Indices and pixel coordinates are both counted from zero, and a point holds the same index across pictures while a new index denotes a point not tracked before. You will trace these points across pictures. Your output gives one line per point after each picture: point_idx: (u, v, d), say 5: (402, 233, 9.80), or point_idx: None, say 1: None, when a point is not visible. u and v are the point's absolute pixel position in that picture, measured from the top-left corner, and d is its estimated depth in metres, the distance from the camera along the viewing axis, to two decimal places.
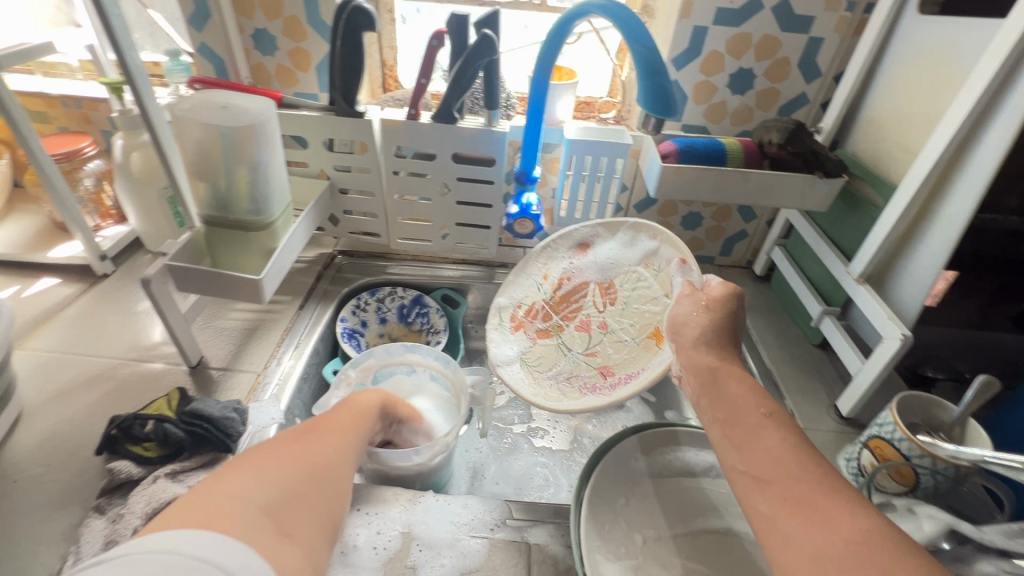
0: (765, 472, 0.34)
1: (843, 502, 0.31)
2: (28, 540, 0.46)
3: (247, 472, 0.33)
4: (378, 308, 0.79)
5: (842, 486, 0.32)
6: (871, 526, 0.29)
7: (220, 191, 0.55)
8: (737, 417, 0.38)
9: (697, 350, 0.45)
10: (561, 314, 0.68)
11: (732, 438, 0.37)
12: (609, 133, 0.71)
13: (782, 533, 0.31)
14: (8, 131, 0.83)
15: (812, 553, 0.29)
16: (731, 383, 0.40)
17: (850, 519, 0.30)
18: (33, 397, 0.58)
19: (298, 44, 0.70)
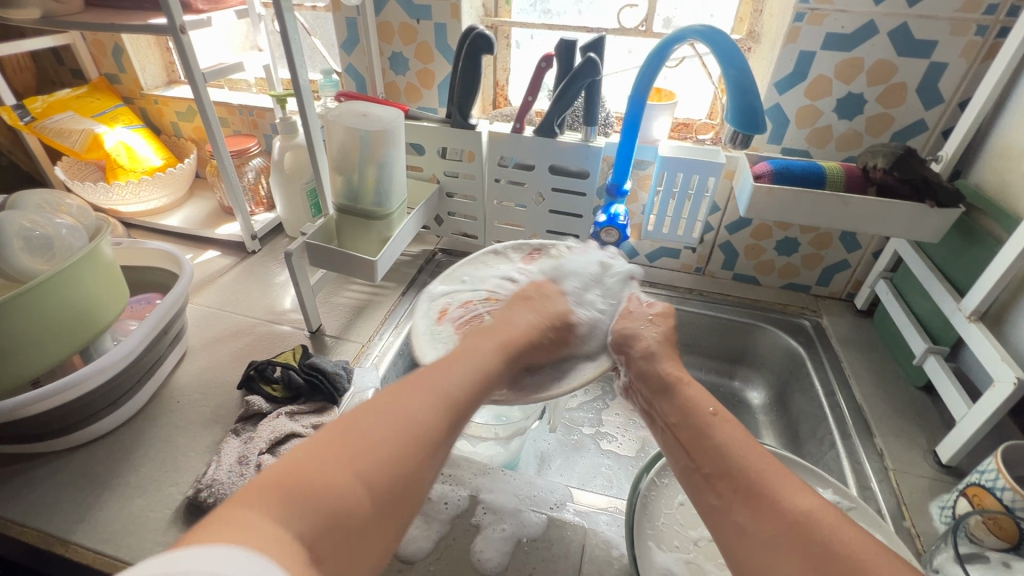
0: (726, 463, 0.41)
1: (798, 493, 0.37)
2: (184, 446, 0.58)
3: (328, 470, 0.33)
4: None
5: (783, 468, 0.40)
6: (812, 507, 0.36)
7: (352, 184, 0.66)
8: (687, 419, 0.46)
9: (648, 361, 0.52)
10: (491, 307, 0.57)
11: (689, 441, 0.44)
12: (704, 152, 0.73)
13: (737, 524, 0.38)
14: (199, 132, 1.03)
15: (762, 534, 0.36)
16: (687, 390, 0.49)
17: (796, 502, 0.37)
18: (196, 340, 0.73)
19: (426, 65, 0.81)
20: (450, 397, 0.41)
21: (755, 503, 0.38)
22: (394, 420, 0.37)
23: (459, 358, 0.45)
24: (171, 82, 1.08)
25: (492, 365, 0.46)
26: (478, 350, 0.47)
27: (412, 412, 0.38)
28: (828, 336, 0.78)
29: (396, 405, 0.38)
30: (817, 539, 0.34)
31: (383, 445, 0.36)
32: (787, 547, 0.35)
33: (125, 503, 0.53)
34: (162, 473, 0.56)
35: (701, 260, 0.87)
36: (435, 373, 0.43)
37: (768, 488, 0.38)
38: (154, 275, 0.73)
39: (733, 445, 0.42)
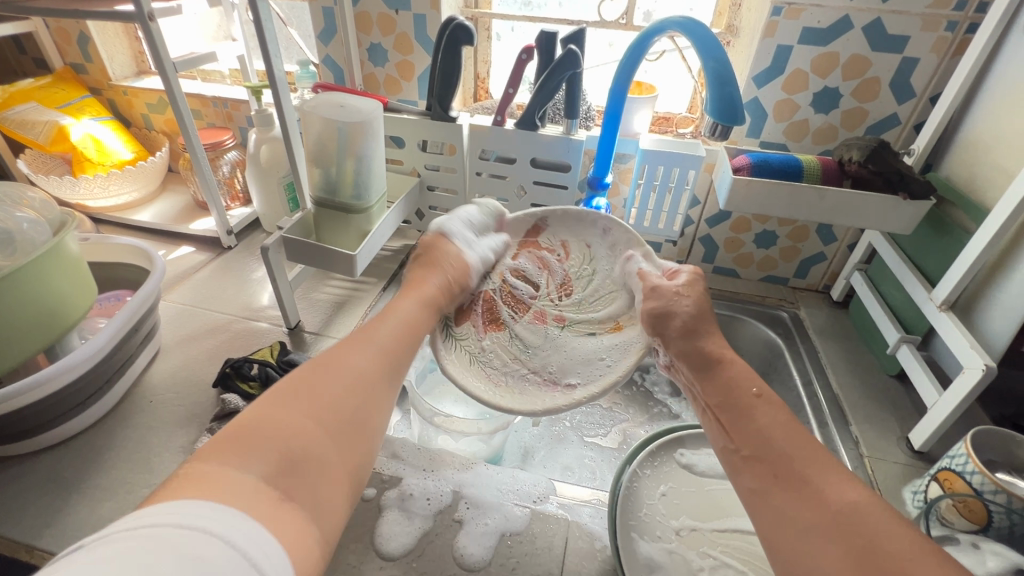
0: (769, 443, 0.40)
1: (833, 480, 0.36)
2: (157, 447, 0.57)
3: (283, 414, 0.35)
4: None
5: (827, 456, 0.38)
6: (856, 500, 0.35)
7: (331, 177, 0.64)
8: (729, 400, 0.45)
9: (686, 340, 0.50)
10: (528, 274, 0.63)
11: (729, 416, 0.44)
12: (684, 146, 0.73)
13: (777, 508, 0.37)
14: (172, 125, 1.00)
15: (805, 521, 0.35)
16: (721, 370, 0.47)
17: (840, 493, 0.35)
18: (169, 338, 0.71)
19: (405, 57, 0.80)
20: (383, 357, 0.43)
21: (799, 491, 0.36)
22: (335, 383, 0.39)
23: (382, 318, 0.48)
24: (141, 73, 1.04)
25: (414, 325, 0.49)
26: (399, 312, 0.49)
27: (346, 373, 0.40)
28: (806, 328, 0.80)
29: (337, 369, 0.40)
30: (862, 530, 0.33)
31: (334, 398, 0.38)
32: (828, 536, 0.33)
33: (96, 506, 0.51)
34: (135, 475, 0.54)
35: (682, 253, 0.88)
36: (363, 337, 0.44)
37: (811, 478, 0.37)
38: (124, 272, 0.71)
39: (777, 425, 0.41)
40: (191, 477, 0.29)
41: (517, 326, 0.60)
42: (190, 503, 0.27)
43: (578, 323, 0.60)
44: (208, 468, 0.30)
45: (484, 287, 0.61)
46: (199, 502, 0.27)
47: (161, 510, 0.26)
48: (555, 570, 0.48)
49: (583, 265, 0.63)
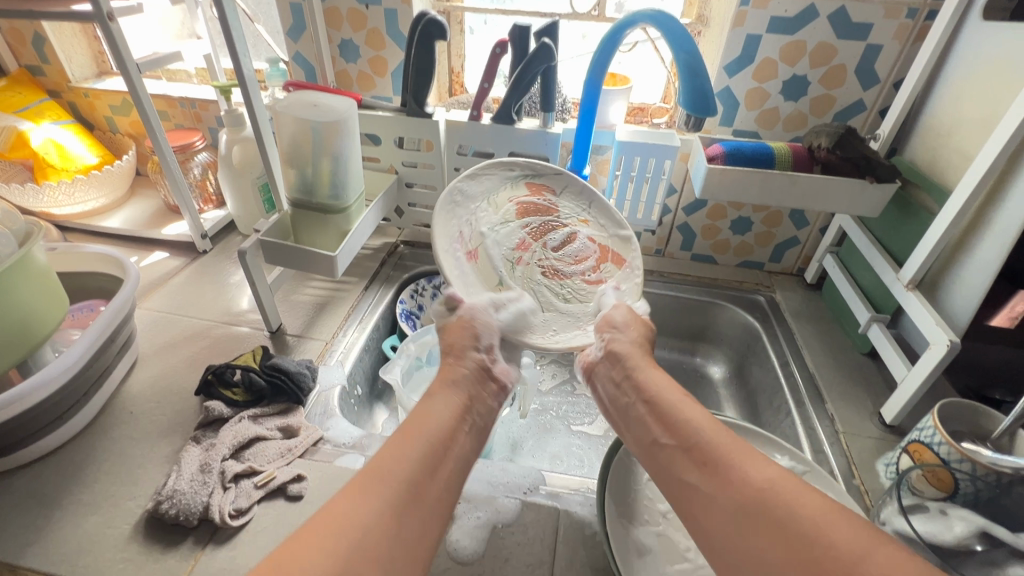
0: (682, 439, 0.43)
1: (752, 461, 0.39)
2: (140, 458, 0.56)
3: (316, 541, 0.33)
4: (433, 294, 0.86)
5: (745, 441, 0.41)
6: (773, 476, 0.37)
7: (307, 177, 0.64)
8: (662, 397, 0.47)
9: (631, 343, 0.52)
10: (578, 255, 0.61)
11: (654, 420, 0.46)
12: (659, 136, 0.74)
13: (704, 493, 0.39)
14: (138, 127, 0.97)
15: (725, 506, 0.37)
16: (638, 377, 0.50)
17: (760, 472, 0.37)
18: (147, 347, 0.69)
19: (378, 52, 0.79)
20: (412, 481, 0.39)
21: (720, 477, 0.39)
22: (356, 523, 0.35)
23: (412, 431, 0.43)
24: (102, 73, 1.01)
25: (449, 436, 0.44)
26: (431, 417, 0.44)
27: (368, 508, 0.36)
28: (781, 310, 0.82)
29: (362, 508, 0.36)
30: (772, 508, 0.35)
31: (354, 539, 0.34)
32: (747, 515, 0.36)
33: (79, 522, 0.50)
34: (118, 487, 0.53)
35: (661, 241, 0.89)
36: (395, 456, 0.40)
37: (728, 464, 0.39)
38: (96, 281, 0.69)
39: (690, 420, 0.44)
40: None
41: (512, 226, 0.61)
42: None
43: (512, 280, 0.58)
44: None
45: (558, 206, 0.63)
46: None
47: None
48: (547, 559, 0.49)
49: (586, 291, 0.60)
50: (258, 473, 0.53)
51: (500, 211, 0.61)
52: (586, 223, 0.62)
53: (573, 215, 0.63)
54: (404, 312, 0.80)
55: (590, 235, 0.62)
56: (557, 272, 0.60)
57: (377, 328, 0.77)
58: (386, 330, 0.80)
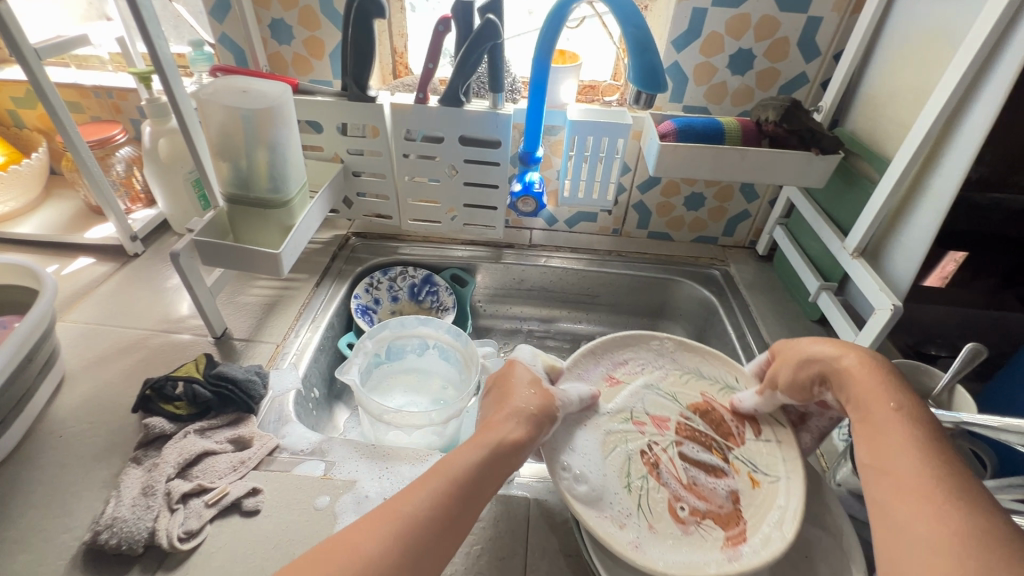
0: (885, 461, 0.37)
1: (964, 501, 0.32)
2: (75, 485, 0.51)
3: None
4: (390, 286, 0.83)
5: (965, 481, 0.33)
6: (983, 519, 0.31)
7: (241, 171, 0.59)
8: (868, 412, 0.41)
9: (834, 353, 0.46)
10: (705, 489, 0.51)
11: (862, 436, 0.40)
12: (610, 114, 0.73)
13: (897, 521, 0.34)
14: (46, 121, 0.88)
15: (915, 536, 0.32)
16: (870, 393, 0.41)
17: (965, 511, 0.31)
18: (75, 363, 0.64)
19: (313, 33, 0.74)
20: (419, 531, 0.35)
21: (923, 508, 0.33)
22: (337, 568, 0.32)
23: (435, 472, 0.39)
24: (1, 62, 0.90)
25: (474, 486, 0.39)
26: (459, 460, 0.40)
27: (358, 554, 0.33)
28: (736, 283, 0.84)
29: (351, 553, 0.33)
30: (961, 549, 0.30)
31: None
32: (939, 551, 0.30)
33: (6, 562, 0.46)
34: (50, 520, 0.49)
35: (618, 221, 0.89)
36: (402, 498, 0.36)
37: (922, 500, 0.33)
38: (9, 295, 0.62)
39: (906, 443, 0.37)
40: None
41: (672, 412, 0.58)
42: None
43: (620, 428, 0.55)
44: None
45: (728, 483, 0.51)
46: None
47: None
48: (519, 551, 0.48)
49: (661, 509, 0.49)
50: (209, 491, 0.50)
51: (676, 391, 0.59)
52: (754, 483, 0.51)
53: (728, 489, 0.51)
54: (359, 308, 0.78)
55: (737, 490, 0.51)
56: (665, 467, 0.53)
57: (331, 326, 0.74)
58: (341, 327, 0.77)
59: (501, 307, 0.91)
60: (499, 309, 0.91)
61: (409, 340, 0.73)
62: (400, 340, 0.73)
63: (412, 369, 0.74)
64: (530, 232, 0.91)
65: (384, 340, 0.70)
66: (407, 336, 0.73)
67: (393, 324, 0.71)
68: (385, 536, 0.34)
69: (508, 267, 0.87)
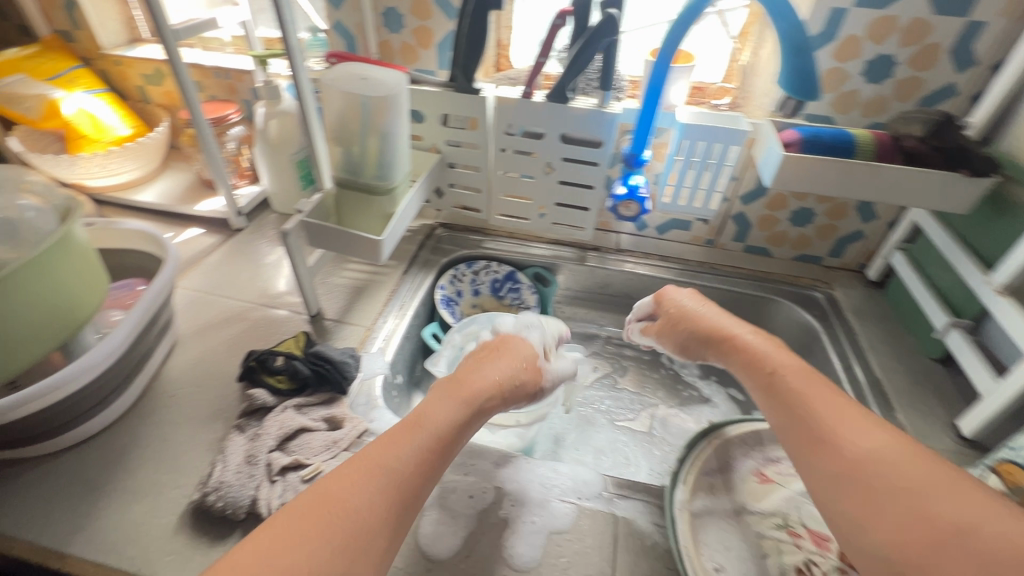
0: (821, 430, 0.40)
1: (908, 455, 0.37)
2: (184, 445, 0.54)
3: (301, 517, 0.34)
4: (473, 280, 0.83)
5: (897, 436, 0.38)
6: (929, 469, 0.35)
7: (353, 156, 0.60)
8: (784, 387, 0.45)
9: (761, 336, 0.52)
10: None
11: (787, 411, 0.44)
12: (724, 119, 0.68)
13: (847, 480, 0.37)
14: (171, 98, 0.94)
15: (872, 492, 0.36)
16: (758, 356, 0.50)
17: (912, 463, 0.36)
18: (186, 328, 0.68)
19: (423, 22, 0.74)
20: (401, 479, 0.38)
21: (869, 484, 0.36)
22: (329, 518, 0.34)
23: (413, 424, 0.42)
24: (134, 40, 0.97)
25: (450, 433, 0.43)
26: (436, 413, 0.43)
27: (344, 503, 0.35)
28: (842, 308, 0.77)
29: (340, 501, 0.35)
30: (924, 496, 0.34)
31: (327, 545, 0.33)
32: (902, 504, 0.34)
33: (125, 510, 0.49)
34: (162, 476, 0.52)
35: (713, 231, 0.84)
36: (384, 448, 0.39)
37: (862, 470, 0.37)
38: (135, 259, 0.67)
39: (825, 412, 0.41)
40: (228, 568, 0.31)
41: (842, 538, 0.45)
42: None
43: (771, 535, 0.46)
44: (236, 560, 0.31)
45: None
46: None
47: None
48: (607, 570, 0.46)
49: None
50: (304, 466, 0.51)
51: None
52: None
53: None
54: (444, 299, 0.78)
55: None
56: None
57: (417, 315, 0.75)
58: (425, 316, 0.78)
59: (578, 310, 0.89)
60: (577, 313, 0.89)
61: None
62: None
63: None
64: (617, 236, 0.88)
65: (472, 334, 0.70)
66: None
67: (480, 319, 0.72)
68: (373, 470, 0.38)
69: (592, 269, 0.85)
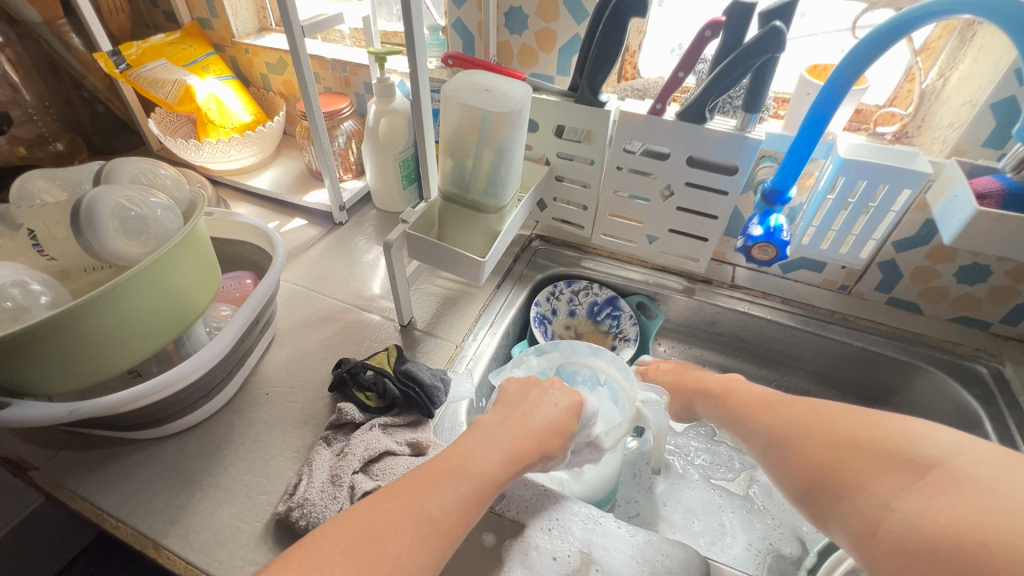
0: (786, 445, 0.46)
1: (872, 419, 0.42)
2: (274, 448, 0.55)
3: (343, 538, 0.34)
4: (570, 299, 0.78)
5: (863, 412, 0.43)
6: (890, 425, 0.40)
7: (464, 171, 0.57)
8: (770, 414, 0.50)
9: (733, 383, 0.59)
10: None
11: (772, 431, 0.48)
12: (894, 155, 0.57)
13: (821, 463, 0.42)
14: (289, 87, 0.97)
15: (843, 456, 0.41)
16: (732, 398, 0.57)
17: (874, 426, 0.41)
18: (285, 323, 0.69)
19: (547, 24, 0.69)
20: (438, 526, 0.37)
21: (833, 456, 0.42)
22: (371, 559, 0.33)
23: (454, 468, 0.40)
24: (263, 29, 1.00)
25: (490, 480, 0.41)
26: (483, 458, 0.42)
27: (388, 544, 0.34)
28: (1014, 391, 0.63)
29: (382, 540, 0.34)
30: (873, 444, 0.40)
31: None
32: (863, 457, 0.40)
33: (216, 509, 0.50)
34: (251, 478, 0.52)
35: (851, 277, 0.73)
36: (425, 491, 0.38)
37: (825, 447, 0.43)
38: (245, 251, 0.69)
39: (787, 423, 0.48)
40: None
41: None
42: None
43: None
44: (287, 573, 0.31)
45: None
46: None
47: None
48: None
49: None
50: None
51: None
52: None
53: None
54: (538, 317, 0.74)
55: None
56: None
57: (506, 334, 0.71)
58: (514, 335, 0.74)
59: (675, 344, 0.82)
60: (675, 347, 0.81)
61: (580, 368, 0.67)
62: (571, 366, 0.67)
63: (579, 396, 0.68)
64: (732, 269, 0.79)
65: (551, 360, 0.66)
66: (579, 364, 0.67)
67: (564, 347, 0.66)
68: (405, 504, 0.37)
69: (698, 304, 0.77)
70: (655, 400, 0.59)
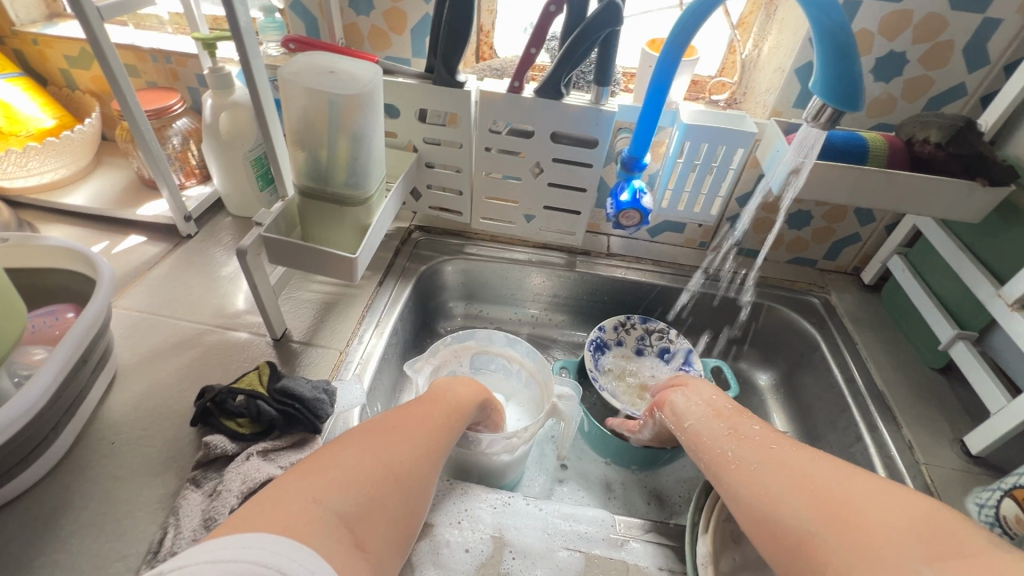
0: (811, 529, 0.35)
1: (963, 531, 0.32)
2: (128, 503, 0.47)
3: (388, 430, 0.38)
4: (641, 335, 0.75)
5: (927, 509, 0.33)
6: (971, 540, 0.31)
7: (320, 162, 0.52)
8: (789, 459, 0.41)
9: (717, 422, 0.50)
10: None
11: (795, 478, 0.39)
12: (727, 119, 0.64)
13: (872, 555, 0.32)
14: (101, 84, 0.82)
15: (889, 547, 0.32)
16: (727, 442, 0.46)
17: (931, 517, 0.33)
18: (128, 357, 0.59)
19: (395, 4, 0.66)
20: (444, 428, 0.43)
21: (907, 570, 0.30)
22: (408, 436, 0.39)
23: (441, 395, 0.46)
24: (54, 15, 0.84)
25: (467, 405, 0.48)
26: (460, 390, 0.48)
27: (421, 432, 0.40)
28: (839, 314, 0.75)
29: (411, 427, 0.40)
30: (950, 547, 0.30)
31: (415, 448, 0.38)
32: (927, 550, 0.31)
33: None
34: (102, 544, 0.44)
35: (707, 234, 0.80)
36: (428, 404, 0.44)
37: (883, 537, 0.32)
38: (62, 279, 0.57)
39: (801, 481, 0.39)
40: (334, 454, 0.34)
41: None
42: (366, 472, 0.34)
43: None
44: (341, 452, 0.35)
45: None
46: (357, 463, 0.34)
47: (304, 483, 0.31)
48: None
49: None
50: None
51: None
52: None
53: None
54: (597, 342, 0.72)
55: None
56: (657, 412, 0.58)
57: (395, 332, 0.68)
58: (402, 332, 0.71)
59: (564, 317, 0.85)
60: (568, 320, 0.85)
61: (494, 357, 0.66)
62: (485, 354, 0.66)
63: (497, 386, 0.67)
64: (607, 239, 0.83)
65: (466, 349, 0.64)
66: (493, 352, 0.67)
67: (480, 336, 0.65)
68: (421, 412, 0.42)
69: (580, 276, 0.80)
70: (571, 394, 0.59)
